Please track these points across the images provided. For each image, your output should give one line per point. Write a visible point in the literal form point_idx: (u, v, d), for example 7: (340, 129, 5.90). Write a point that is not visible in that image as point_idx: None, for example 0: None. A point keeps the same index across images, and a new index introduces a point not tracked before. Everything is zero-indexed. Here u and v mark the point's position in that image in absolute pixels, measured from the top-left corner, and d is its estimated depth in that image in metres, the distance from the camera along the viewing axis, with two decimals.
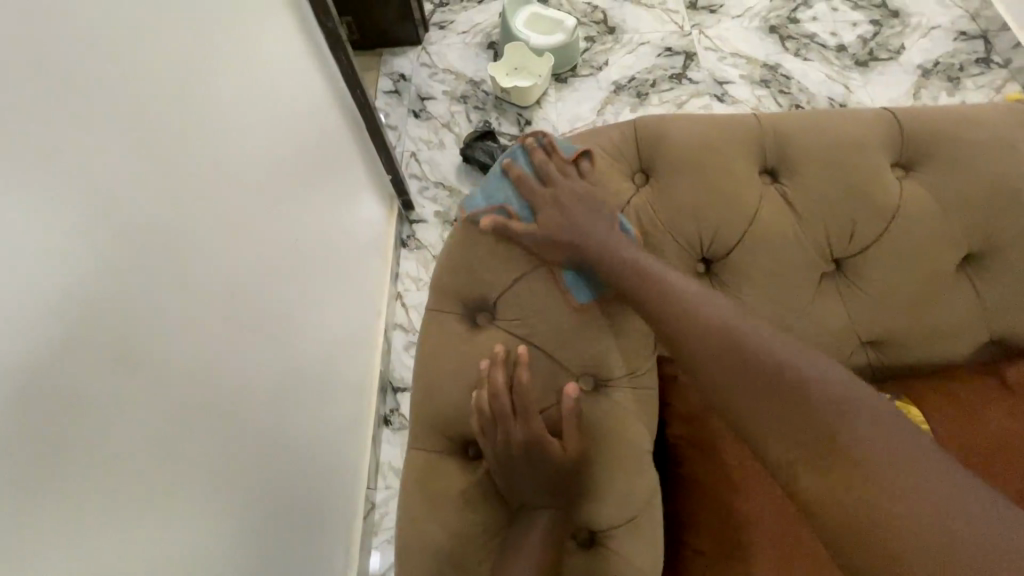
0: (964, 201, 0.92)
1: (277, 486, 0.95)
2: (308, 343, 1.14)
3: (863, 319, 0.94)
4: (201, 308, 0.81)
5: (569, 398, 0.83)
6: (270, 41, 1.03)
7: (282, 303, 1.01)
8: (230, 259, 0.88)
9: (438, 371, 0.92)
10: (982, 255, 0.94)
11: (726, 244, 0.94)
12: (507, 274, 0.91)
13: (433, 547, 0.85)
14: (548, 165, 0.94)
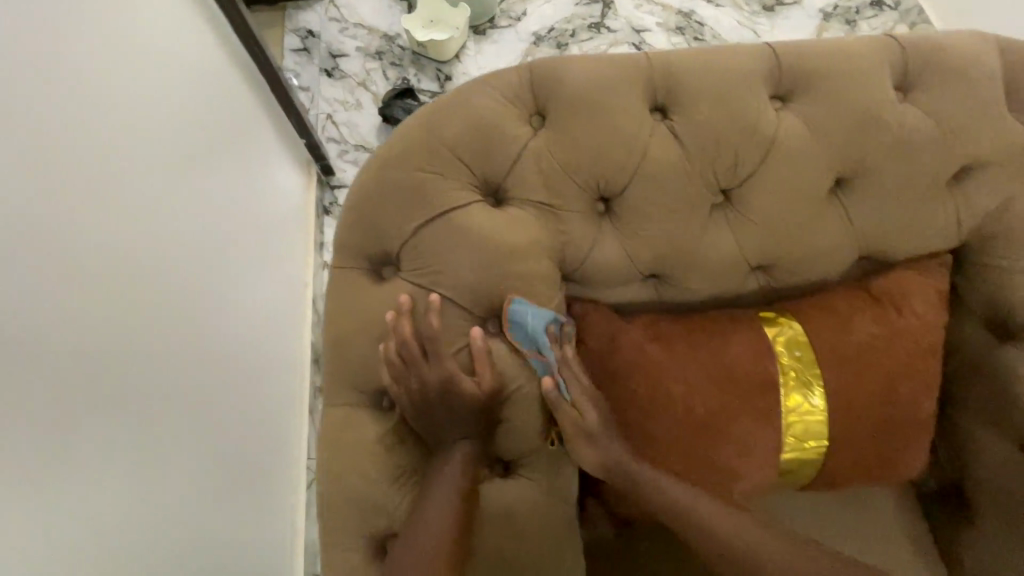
0: None
1: (249, 497, 0.91)
2: (210, 366, 0.85)
3: (882, 238, 0.82)
4: (146, 309, 0.70)
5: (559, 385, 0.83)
6: None
7: (189, 299, 0.80)
8: (174, 250, 0.78)
9: (364, 382, 0.69)
10: None
11: (749, 167, 0.76)
12: (428, 216, 0.70)
13: None
14: (518, 108, 0.75)
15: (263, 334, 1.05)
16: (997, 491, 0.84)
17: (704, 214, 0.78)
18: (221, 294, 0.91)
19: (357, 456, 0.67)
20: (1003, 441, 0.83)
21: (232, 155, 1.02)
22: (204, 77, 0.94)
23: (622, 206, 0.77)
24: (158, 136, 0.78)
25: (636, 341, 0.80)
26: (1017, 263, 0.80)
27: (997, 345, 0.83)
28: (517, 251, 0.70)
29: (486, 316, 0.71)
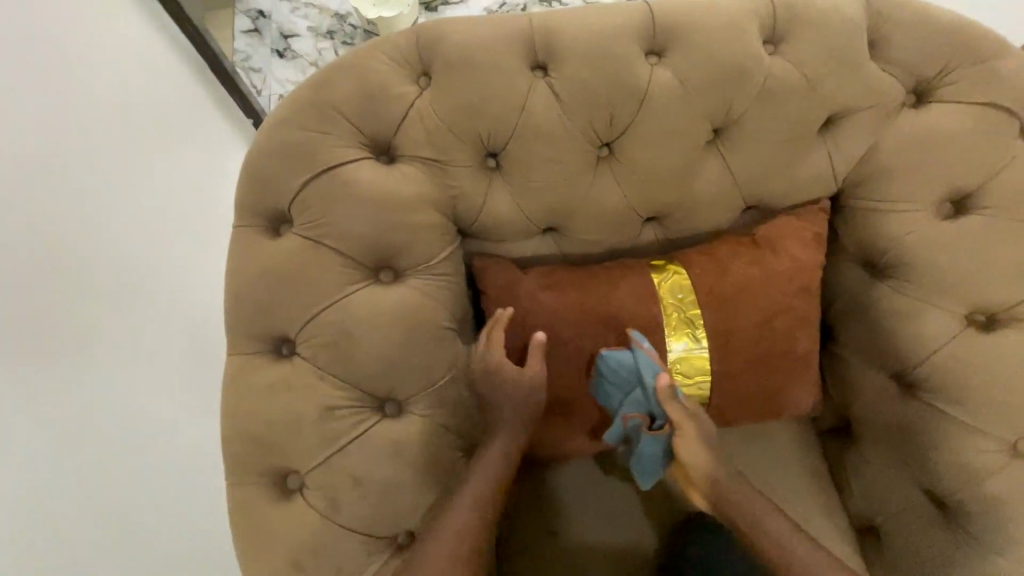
0: (917, 61, 0.84)
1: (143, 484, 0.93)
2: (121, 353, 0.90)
3: (759, 181, 0.87)
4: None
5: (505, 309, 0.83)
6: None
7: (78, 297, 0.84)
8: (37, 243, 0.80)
9: (261, 328, 0.74)
10: (926, 94, 0.85)
11: (624, 119, 0.81)
12: (319, 166, 0.75)
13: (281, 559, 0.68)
14: (404, 61, 0.79)
15: (180, 317, 1.01)
16: (874, 423, 0.90)
17: (589, 166, 0.83)
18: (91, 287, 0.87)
19: (253, 398, 0.71)
20: (878, 374, 0.88)
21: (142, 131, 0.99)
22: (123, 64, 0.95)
23: (509, 160, 0.81)
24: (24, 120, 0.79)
25: (531, 290, 0.84)
26: (885, 204, 0.85)
27: (870, 282, 0.88)
28: (402, 203, 0.76)
29: (379, 266, 0.76)
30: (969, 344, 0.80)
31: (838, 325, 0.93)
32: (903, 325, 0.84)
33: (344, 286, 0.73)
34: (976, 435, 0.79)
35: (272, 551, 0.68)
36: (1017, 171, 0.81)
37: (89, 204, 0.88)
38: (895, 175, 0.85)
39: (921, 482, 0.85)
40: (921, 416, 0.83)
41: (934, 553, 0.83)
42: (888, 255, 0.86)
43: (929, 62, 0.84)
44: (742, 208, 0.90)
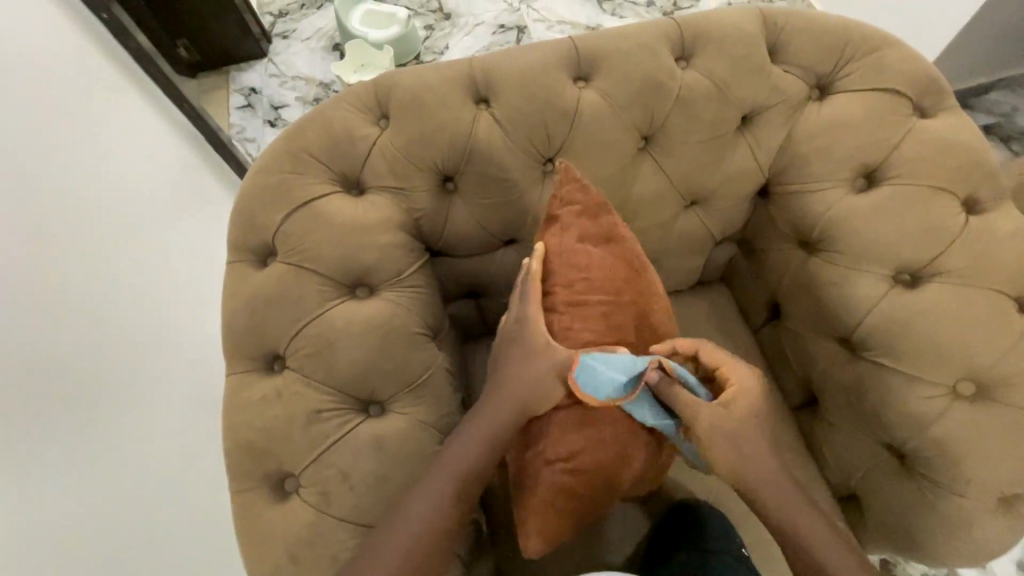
0: (814, 61, 0.95)
1: (149, 550, 0.92)
2: (127, 427, 0.95)
3: (692, 177, 0.97)
4: (26, 384, 0.80)
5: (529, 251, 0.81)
6: (141, 124, 1.19)
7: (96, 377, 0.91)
8: (62, 332, 0.87)
9: (254, 347, 0.83)
10: (828, 87, 0.97)
11: (560, 136, 0.92)
12: (297, 202, 0.86)
13: (282, 552, 0.75)
14: (367, 109, 0.91)
15: (171, 357, 1.10)
16: (833, 387, 0.95)
17: (536, 180, 0.93)
18: (102, 312, 0.96)
19: (249, 409, 0.80)
20: (829, 342, 0.95)
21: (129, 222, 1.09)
22: (168, 176, 1.25)
23: (463, 182, 0.91)
24: (123, 221, 1.07)
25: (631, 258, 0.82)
26: (806, 186, 0.95)
27: (807, 258, 0.97)
28: (370, 227, 0.86)
29: (356, 284, 0.86)
30: (897, 300, 0.87)
31: (791, 301, 1.00)
32: (839, 291, 0.91)
33: (323, 303, 0.83)
34: (918, 383, 0.85)
35: (275, 546, 0.76)
36: (916, 143, 0.91)
37: (100, 242, 1.00)
38: (811, 159, 0.94)
39: (882, 438, 0.89)
40: (868, 372, 0.89)
41: (904, 503, 0.88)
42: (817, 231, 0.94)
43: (824, 60, 0.95)
44: (683, 205, 1.00)
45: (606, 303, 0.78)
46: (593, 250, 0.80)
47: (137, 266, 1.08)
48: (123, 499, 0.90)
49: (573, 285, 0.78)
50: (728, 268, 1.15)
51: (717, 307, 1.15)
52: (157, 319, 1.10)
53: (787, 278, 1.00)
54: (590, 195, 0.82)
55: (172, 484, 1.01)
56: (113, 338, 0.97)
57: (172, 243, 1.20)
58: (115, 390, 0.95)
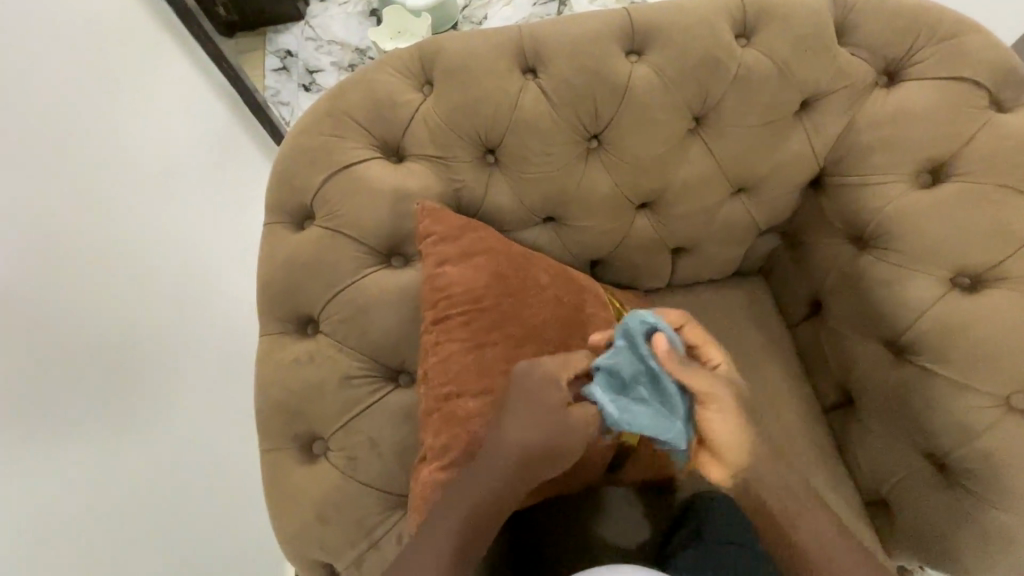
0: (884, 46, 0.89)
1: (169, 511, 0.94)
2: (156, 390, 0.96)
3: (741, 163, 0.93)
4: (57, 345, 0.81)
5: (431, 249, 0.79)
6: (182, 88, 1.19)
7: (128, 339, 0.92)
8: (92, 295, 0.88)
9: (287, 310, 0.83)
10: (897, 74, 0.91)
11: (608, 113, 0.88)
12: (335, 166, 0.85)
13: (308, 511, 0.77)
14: (410, 74, 0.89)
15: (194, 355, 1.07)
16: (873, 389, 0.92)
17: (579, 157, 0.90)
18: (123, 308, 0.93)
19: (281, 370, 0.81)
20: (873, 344, 0.92)
21: (167, 186, 1.09)
22: (207, 140, 1.24)
23: (505, 155, 0.89)
24: (160, 185, 1.07)
25: (505, 264, 0.80)
26: (864, 178, 0.90)
27: (857, 255, 0.93)
28: (408, 195, 0.84)
29: (391, 253, 0.85)
30: (953, 304, 0.83)
31: (836, 298, 0.97)
32: (891, 291, 0.88)
33: (359, 270, 0.82)
34: (968, 392, 0.81)
35: (302, 506, 0.77)
36: (991, 138, 0.85)
37: (124, 227, 0.97)
38: (873, 150, 0.89)
39: (921, 446, 0.86)
40: (914, 377, 0.86)
41: (940, 514, 0.85)
42: (871, 227, 0.90)
43: (896, 45, 0.89)
44: (729, 191, 0.96)
45: (461, 317, 0.75)
46: (453, 263, 0.78)
47: (166, 236, 1.06)
48: (135, 503, 0.87)
49: (452, 295, 0.76)
50: (768, 260, 1.11)
51: (754, 299, 1.11)
52: (181, 314, 1.06)
53: (836, 275, 0.96)
54: (459, 218, 0.82)
55: (183, 488, 0.98)
56: (134, 328, 0.94)
57: (200, 234, 1.16)
58: (134, 389, 0.92)
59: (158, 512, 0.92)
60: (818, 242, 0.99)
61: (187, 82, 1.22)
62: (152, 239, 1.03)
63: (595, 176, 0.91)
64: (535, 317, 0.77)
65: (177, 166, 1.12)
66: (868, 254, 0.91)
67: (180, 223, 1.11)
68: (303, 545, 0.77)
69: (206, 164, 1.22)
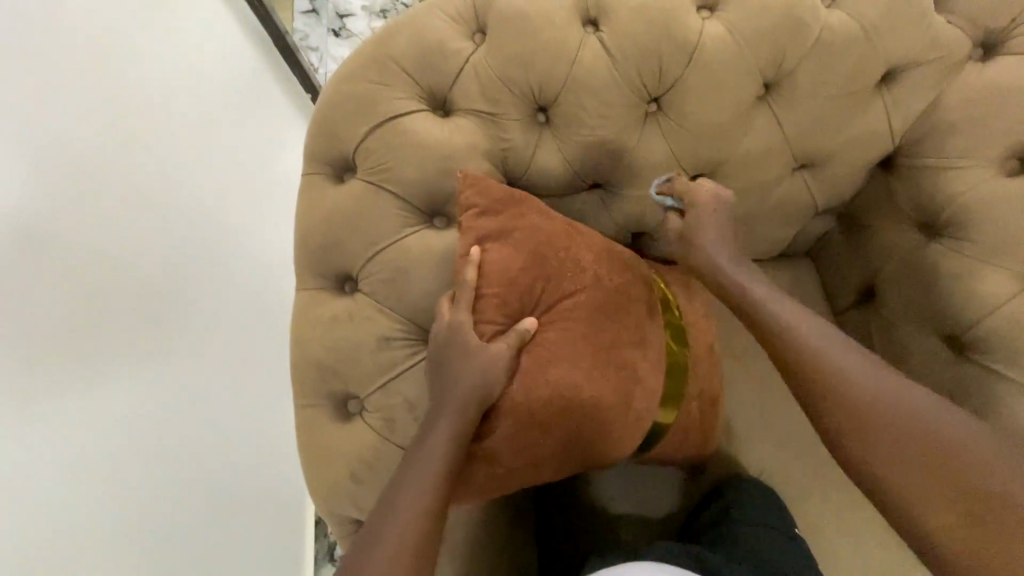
0: (986, 13, 0.81)
1: (188, 443, 0.96)
2: (173, 326, 0.98)
3: (809, 137, 0.86)
4: (68, 274, 0.82)
5: (468, 223, 0.74)
6: (199, 27, 1.18)
7: (140, 273, 0.94)
8: (100, 226, 0.89)
9: (325, 265, 0.81)
10: (995, 47, 0.82)
11: (672, 75, 0.82)
12: (379, 117, 0.81)
13: (343, 468, 0.76)
14: (461, 20, 0.83)
15: (210, 343, 1.06)
16: (926, 385, 0.89)
17: (636, 121, 0.84)
18: (133, 273, 0.92)
19: (318, 326, 0.79)
20: (930, 337, 0.88)
21: (181, 125, 1.09)
22: (224, 81, 1.23)
23: (557, 115, 0.84)
24: (169, 122, 1.06)
25: (543, 244, 0.75)
26: (945, 160, 0.84)
27: (924, 244, 0.88)
28: (455, 152, 0.80)
29: (434, 213, 0.82)
30: None
31: (893, 287, 0.92)
32: (959, 285, 0.83)
33: (401, 229, 0.79)
34: None
35: (336, 466, 0.77)
36: None
37: (133, 162, 0.97)
38: (958, 129, 0.83)
39: None
40: (974, 376, 0.83)
41: None
42: (945, 214, 0.84)
43: (999, 13, 0.81)
44: (792, 166, 0.90)
45: (496, 299, 0.73)
46: (491, 242, 0.74)
47: (178, 174, 1.06)
48: (147, 459, 0.88)
49: (489, 274, 0.73)
50: (819, 242, 1.05)
51: (801, 282, 1.06)
52: (197, 266, 1.06)
53: (898, 265, 0.91)
54: (501, 187, 0.76)
55: (197, 458, 0.98)
56: (147, 263, 0.96)
57: (215, 219, 1.13)
58: (148, 376, 0.91)
59: (178, 442, 0.94)
60: (881, 227, 0.93)
61: (206, 20, 1.21)
62: (162, 175, 1.03)
63: (652, 145, 0.86)
64: (568, 301, 0.74)
65: (190, 103, 1.12)
66: (937, 244, 0.86)
67: (195, 162, 1.11)
68: (337, 502, 0.77)
69: (223, 145, 1.19)
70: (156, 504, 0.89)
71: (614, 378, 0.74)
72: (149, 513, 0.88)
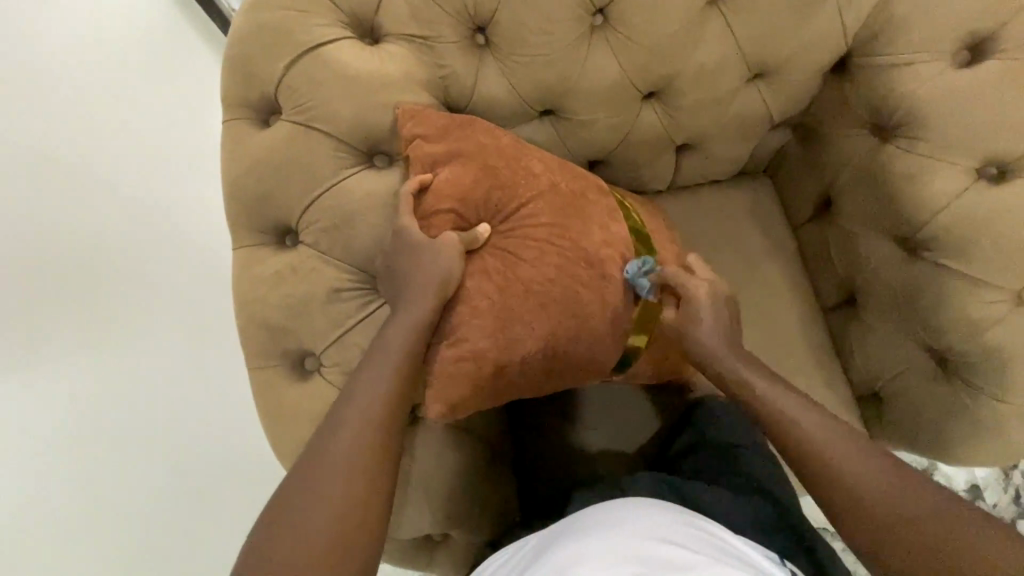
0: None
1: (161, 408, 1.06)
2: (123, 309, 1.05)
3: (761, 45, 0.83)
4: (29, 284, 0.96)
5: (410, 147, 0.71)
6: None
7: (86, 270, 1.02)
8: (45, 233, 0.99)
9: (260, 219, 0.75)
10: None
11: None
12: (299, 51, 0.73)
13: (307, 427, 0.74)
14: None
15: (160, 326, 1.09)
16: (879, 288, 0.91)
17: (582, 36, 0.78)
18: (81, 273, 1.02)
19: (260, 284, 0.74)
20: (885, 241, 0.88)
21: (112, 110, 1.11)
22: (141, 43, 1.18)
23: (496, 35, 0.77)
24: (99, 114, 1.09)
25: (493, 156, 0.72)
26: (897, 58, 0.82)
27: (877, 147, 0.87)
28: (389, 84, 0.74)
29: (373, 153, 0.76)
30: (978, 197, 0.79)
31: (847, 195, 0.92)
32: (911, 185, 0.83)
33: (339, 171, 0.73)
34: (982, 288, 0.80)
35: (299, 426, 0.74)
36: None
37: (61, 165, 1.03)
38: (911, 23, 0.80)
39: (923, 342, 0.87)
40: (925, 275, 0.84)
41: (938, 404, 0.88)
42: (897, 113, 0.83)
43: None
44: (746, 77, 0.87)
45: (451, 215, 0.70)
46: (441, 163, 0.71)
47: (113, 165, 1.10)
48: (116, 441, 0.99)
49: (440, 194, 0.70)
50: (777, 156, 1.04)
51: (759, 200, 1.05)
52: (141, 247, 1.10)
53: (851, 171, 0.90)
54: (443, 116, 0.73)
55: (172, 425, 1.06)
56: (92, 256, 1.03)
57: (131, 211, 1.10)
58: (111, 373, 1.01)
59: (151, 414, 1.04)
60: (836, 133, 0.92)
61: None
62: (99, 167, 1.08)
63: (602, 60, 0.80)
64: (524, 209, 0.71)
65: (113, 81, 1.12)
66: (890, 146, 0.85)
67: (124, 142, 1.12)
68: None
69: (133, 127, 1.14)
70: (137, 473, 1.01)
71: (583, 273, 0.71)
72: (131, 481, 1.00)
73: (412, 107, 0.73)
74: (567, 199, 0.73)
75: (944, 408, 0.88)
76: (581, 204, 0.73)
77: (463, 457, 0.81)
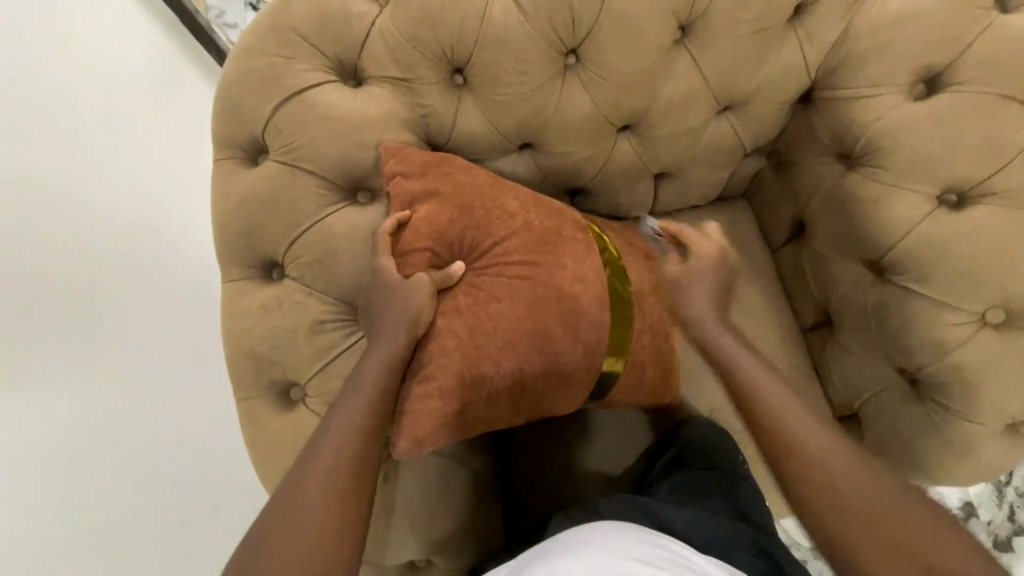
0: None
1: (157, 428, 1.09)
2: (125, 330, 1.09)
3: (728, 80, 0.87)
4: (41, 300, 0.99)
5: (393, 185, 0.74)
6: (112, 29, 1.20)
7: (92, 291, 1.06)
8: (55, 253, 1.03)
9: (247, 253, 0.78)
10: None
11: (586, 25, 0.79)
12: (286, 95, 0.77)
13: (291, 456, 0.76)
14: None
15: (158, 348, 1.13)
16: (851, 310, 0.93)
17: (555, 75, 0.82)
18: (88, 294, 1.06)
19: (247, 316, 0.77)
20: (854, 265, 0.91)
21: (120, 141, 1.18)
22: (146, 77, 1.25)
23: (474, 75, 0.81)
24: (106, 146, 1.16)
25: (469, 194, 0.75)
26: (857, 90, 0.85)
27: (843, 175, 0.90)
28: (370, 123, 0.77)
29: (356, 189, 0.79)
30: (939, 223, 0.82)
31: (817, 221, 0.96)
32: (878, 211, 0.86)
33: (322, 207, 0.77)
34: (947, 311, 0.83)
35: (285, 454, 0.76)
36: (996, 43, 0.79)
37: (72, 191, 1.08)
38: (870, 57, 0.84)
39: (896, 363, 0.89)
40: (894, 296, 0.87)
41: (912, 424, 0.90)
42: (861, 144, 0.87)
43: None
44: (715, 109, 0.90)
45: (427, 253, 0.73)
46: (419, 201, 0.74)
47: (117, 194, 1.16)
48: (116, 456, 1.03)
49: (417, 232, 0.73)
50: (752, 182, 1.07)
51: (736, 224, 1.08)
52: (141, 271, 1.15)
53: (818, 200, 0.94)
54: (423, 155, 0.76)
55: (168, 444, 1.10)
56: (97, 279, 1.08)
57: (131, 235, 1.16)
58: (114, 391, 1.05)
59: (150, 431, 1.08)
60: (806, 161, 0.95)
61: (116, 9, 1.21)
62: (104, 196, 1.13)
63: (574, 98, 0.84)
64: (500, 244, 0.74)
65: (122, 115, 1.19)
66: (855, 174, 0.88)
67: (127, 173, 1.18)
68: None
69: (136, 159, 1.20)
70: (133, 490, 1.04)
71: (555, 307, 0.73)
72: (127, 497, 1.03)
73: (396, 145, 0.76)
74: (539, 232, 0.76)
75: (919, 427, 0.89)
76: (556, 238, 0.77)
77: (446, 482, 0.82)
